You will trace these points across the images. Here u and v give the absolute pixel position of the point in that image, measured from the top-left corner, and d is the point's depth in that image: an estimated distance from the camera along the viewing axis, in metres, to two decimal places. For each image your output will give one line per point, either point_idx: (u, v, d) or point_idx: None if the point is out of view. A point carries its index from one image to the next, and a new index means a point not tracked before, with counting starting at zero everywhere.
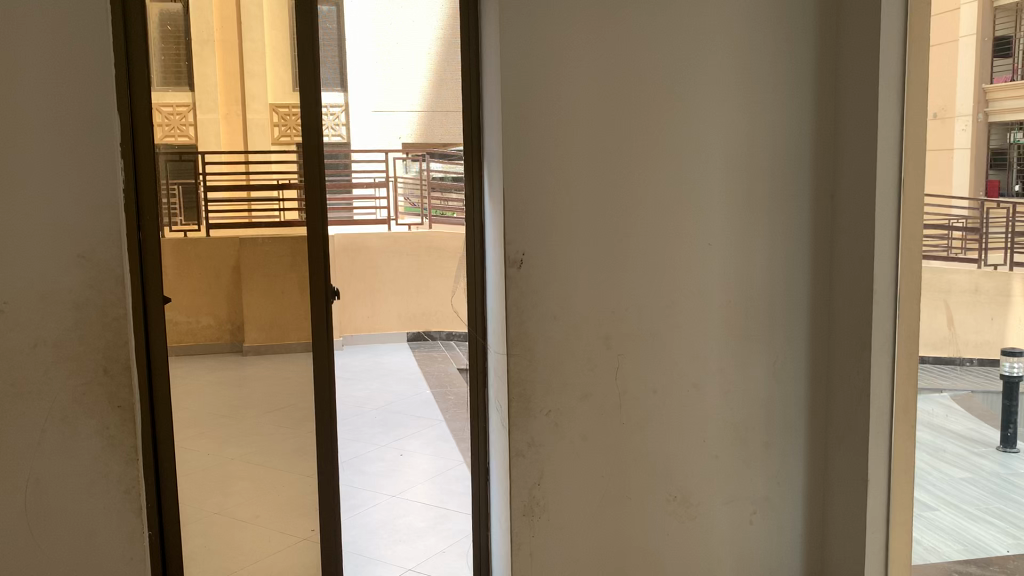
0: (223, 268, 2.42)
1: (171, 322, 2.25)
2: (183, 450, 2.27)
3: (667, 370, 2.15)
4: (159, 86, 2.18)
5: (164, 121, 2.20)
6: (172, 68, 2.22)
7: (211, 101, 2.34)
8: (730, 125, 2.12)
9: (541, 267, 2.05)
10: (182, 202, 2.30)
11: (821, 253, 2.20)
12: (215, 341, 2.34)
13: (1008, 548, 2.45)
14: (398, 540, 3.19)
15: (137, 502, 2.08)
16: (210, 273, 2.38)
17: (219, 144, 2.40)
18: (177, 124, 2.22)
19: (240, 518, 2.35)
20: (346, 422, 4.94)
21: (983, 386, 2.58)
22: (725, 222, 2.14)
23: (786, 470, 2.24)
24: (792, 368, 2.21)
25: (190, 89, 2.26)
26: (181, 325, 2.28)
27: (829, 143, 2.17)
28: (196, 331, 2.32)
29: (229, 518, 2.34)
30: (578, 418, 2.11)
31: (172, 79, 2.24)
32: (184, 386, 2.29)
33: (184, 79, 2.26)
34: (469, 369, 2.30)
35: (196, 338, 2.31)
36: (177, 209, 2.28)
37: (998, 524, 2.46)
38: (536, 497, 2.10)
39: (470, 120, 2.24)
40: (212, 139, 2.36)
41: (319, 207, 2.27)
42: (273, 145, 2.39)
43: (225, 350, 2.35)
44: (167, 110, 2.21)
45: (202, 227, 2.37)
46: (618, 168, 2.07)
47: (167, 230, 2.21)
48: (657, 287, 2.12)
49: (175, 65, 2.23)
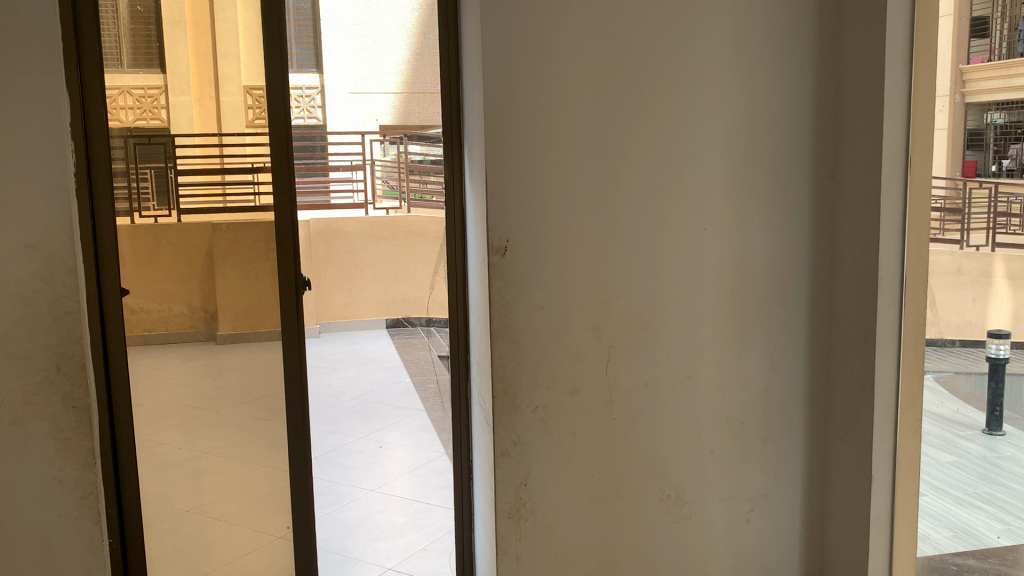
0: (196, 249, 2.17)
1: (139, 312, 2.10)
2: (152, 444, 2.12)
3: (660, 362, 2.03)
4: (128, 67, 2.01)
5: (135, 104, 2.05)
6: (141, 47, 2.05)
7: (182, 82, 2.14)
8: (727, 101, 1.99)
9: (528, 255, 1.92)
10: (154, 187, 2.13)
11: (822, 238, 2.08)
12: (190, 330, 2.18)
13: (998, 535, 2.16)
14: (378, 537, 3.06)
15: (96, 509, 1.94)
16: (180, 257, 2.16)
17: (193, 128, 2.17)
18: (148, 107, 2.09)
19: (213, 516, 2.21)
20: (322, 413, 4.80)
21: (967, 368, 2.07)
22: (721, 205, 2.02)
23: (786, 465, 2.13)
24: (791, 357, 2.11)
25: (161, 71, 2.09)
26: (151, 314, 2.12)
27: (831, 119, 2.05)
28: (168, 319, 2.16)
29: (201, 518, 2.20)
30: (567, 414, 1.99)
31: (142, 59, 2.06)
32: (156, 376, 2.12)
33: (155, 60, 2.08)
34: (450, 359, 2.18)
35: (169, 327, 2.15)
36: (148, 193, 2.11)
37: (986, 506, 2.15)
38: (523, 499, 1.98)
39: (449, 96, 2.10)
40: (186, 123, 2.15)
41: (288, 195, 2.15)
42: (248, 128, 2.14)
43: (200, 339, 2.19)
44: (138, 93, 2.05)
45: (173, 211, 2.17)
46: (611, 149, 1.94)
47: (137, 217, 2.07)
48: (650, 275, 2.00)
49: (146, 45, 2.06)
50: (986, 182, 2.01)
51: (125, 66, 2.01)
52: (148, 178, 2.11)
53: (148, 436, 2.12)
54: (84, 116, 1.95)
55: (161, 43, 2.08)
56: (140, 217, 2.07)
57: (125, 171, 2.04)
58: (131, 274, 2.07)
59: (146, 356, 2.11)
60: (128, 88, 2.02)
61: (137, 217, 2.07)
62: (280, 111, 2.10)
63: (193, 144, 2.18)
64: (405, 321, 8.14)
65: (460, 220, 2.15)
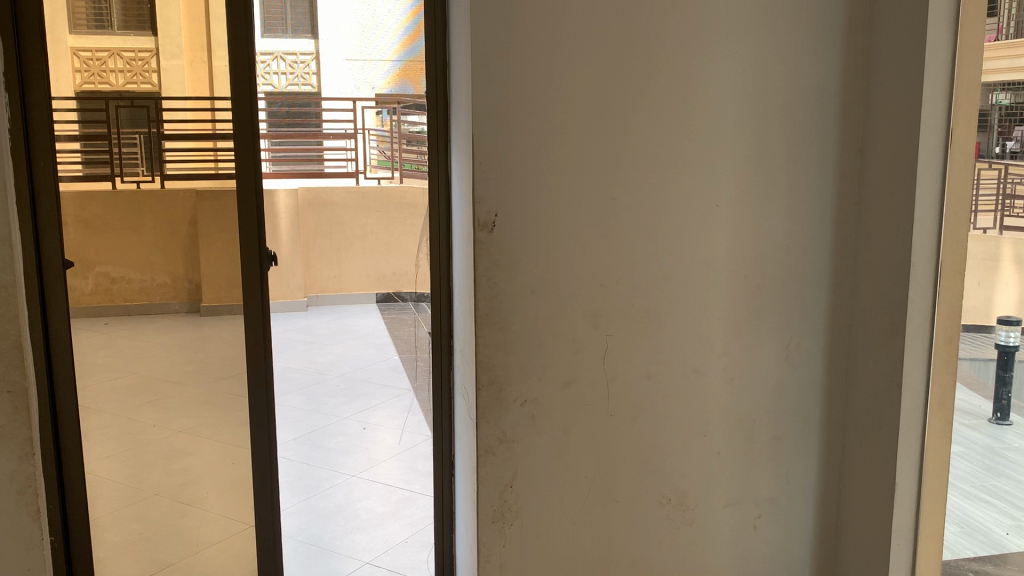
0: (181, 213, 1.99)
1: (121, 279, 1.96)
2: (127, 420, 1.94)
3: (664, 353, 1.83)
4: (117, 30, 1.89)
5: (124, 66, 1.93)
6: (131, 6, 1.89)
7: (174, 46, 1.85)
8: (746, 65, 1.77)
9: (518, 231, 1.71)
10: (143, 153, 1.99)
11: (847, 217, 1.87)
12: (174, 300, 2.02)
13: (1008, 532, 1.93)
14: (358, 528, 2.87)
15: (35, 504, 1.75)
16: (161, 225, 1.98)
17: (185, 91, 1.91)
18: (140, 70, 1.94)
19: (183, 502, 2.00)
20: (306, 391, 4.61)
21: (973, 352, 1.83)
22: (735, 177, 1.81)
23: (799, 466, 1.94)
24: (807, 349, 1.90)
25: (153, 33, 1.91)
26: (133, 283, 1.98)
27: (861, 84, 1.83)
28: (151, 289, 2.02)
29: (167, 505, 2.00)
30: (558, 409, 1.79)
31: (135, 22, 1.91)
32: (117, 351, 1.93)
33: (147, 22, 1.91)
34: (432, 343, 1.97)
35: (151, 297, 2.02)
36: (138, 158, 1.99)
37: (995, 501, 1.92)
38: (508, 502, 1.79)
39: (435, 49, 1.88)
40: (177, 87, 1.91)
41: (252, 161, 1.89)
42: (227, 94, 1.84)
43: (184, 312, 2.01)
44: (128, 56, 1.93)
45: (157, 179, 2.01)
46: (614, 115, 1.72)
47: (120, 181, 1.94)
48: (653, 255, 1.78)
49: (137, 8, 1.90)
50: (994, 163, 1.78)
51: (115, 29, 1.89)
52: (137, 143, 1.96)
53: (117, 415, 1.93)
54: (20, 64, 1.72)
55: (152, 4, 1.90)
56: (123, 182, 1.94)
57: (105, 136, 1.86)
58: (100, 248, 1.89)
59: (127, 329, 1.95)
60: (118, 50, 1.92)
61: (120, 181, 1.94)
62: (243, 75, 1.85)
63: (184, 106, 1.93)
64: (395, 296, 7.56)
65: (444, 191, 1.93)
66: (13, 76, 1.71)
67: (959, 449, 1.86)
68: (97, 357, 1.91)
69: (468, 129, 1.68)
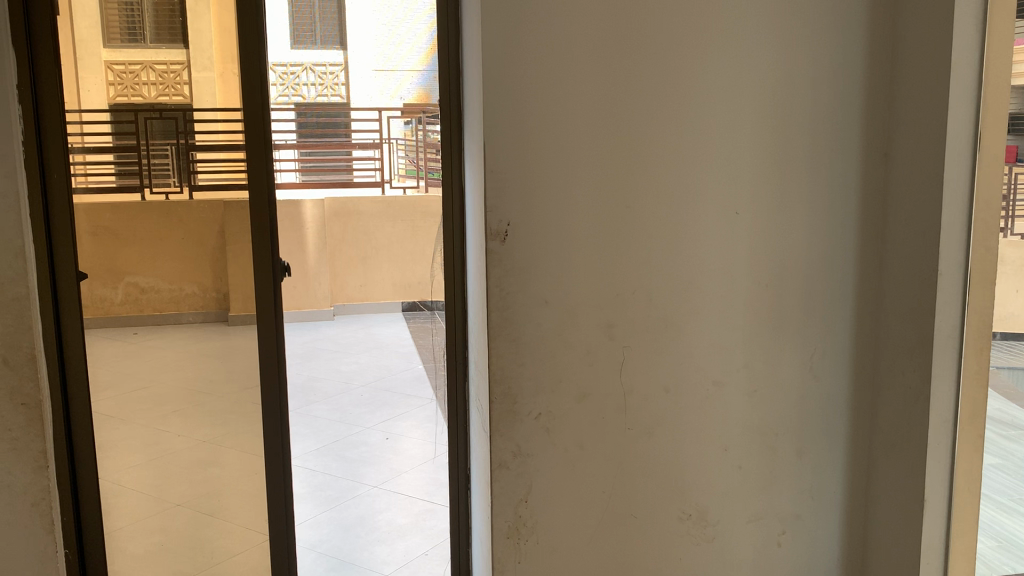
0: (210, 231, 1.92)
1: (149, 288, 1.94)
2: (140, 430, 1.92)
3: (682, 364, 1.78)
4: (151, 42, 1.84)
5: (157, 79, 1.87)
6: (163, 18, 1.83)
7: (205, 58, 1.84)
8: (765, 69, 1.72)
9: (531, 240, 1.67)
10: (175, 164, 1.90)
11: (872, 223, 1.82)
12: (202, 311, 1.96)
13: None
14: (378, 539, 2.84)
15: (50, 516, 1.74)
16: (193, 240, 1.93)
17: (216, 104, 1.87)
18: (172, 83, 1.88)
19: (201, 514, 1.99)
20: (331, 400, 4.61)
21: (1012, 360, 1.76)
22: (755, 185, 1.75)
23: (824, 481, 1.88)
24: (832, 360, 1.85)
25: (183, 45, 1.84)
26: (162, 293, 1.95)
27: (886, 88, 1.77)
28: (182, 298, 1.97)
29: (186, 517, 1.98)
30: (573, 423, 1.74)
31: (166, 34, 1.85)
32: (130, 364, 1.91)
33: (179, 34, 1.85)
34: (446, 355, 1.94)
35: (180, 307, 1.97)
36: (171, 170, 1.90)
37: None
38: (522, 517, 1.75)
39: (448, 58, 1.85)
40: (208, 100, 1.87)
41: (263, 168, 1.88)
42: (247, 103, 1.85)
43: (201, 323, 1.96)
44: (160, 69, 1.87)
45: (185, 188, 1.92)
46: (629, 122, 1.68)
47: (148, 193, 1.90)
48: (670, 263, 1.74)
49: (169, 20, 1.84)
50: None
51: (147, 42, 1.84)
52: (168, 155, 1.90)
53: (138, 425, 1.92)
54: (33, 79, 1.73)
55: (184, 17, 1.83)
56: (152, 195, 1.90)
57: (135, 147, 1.89)
58: (129, 255, 1.90)
59: (156, 338, 1.95)
60: (150, 63, 1.86)
61: (148, 194, 1.90)
62: (254, 85, 1.85)
63: (217, 119, 1.87)
64: (423, 305, 7.38)
65: (459, 200, 1.90)
66: (26, 91, 1.71)
67: (995, 461, 1.79)
68: (122, 368, 1.92)
69: (478, 137, 1.65)
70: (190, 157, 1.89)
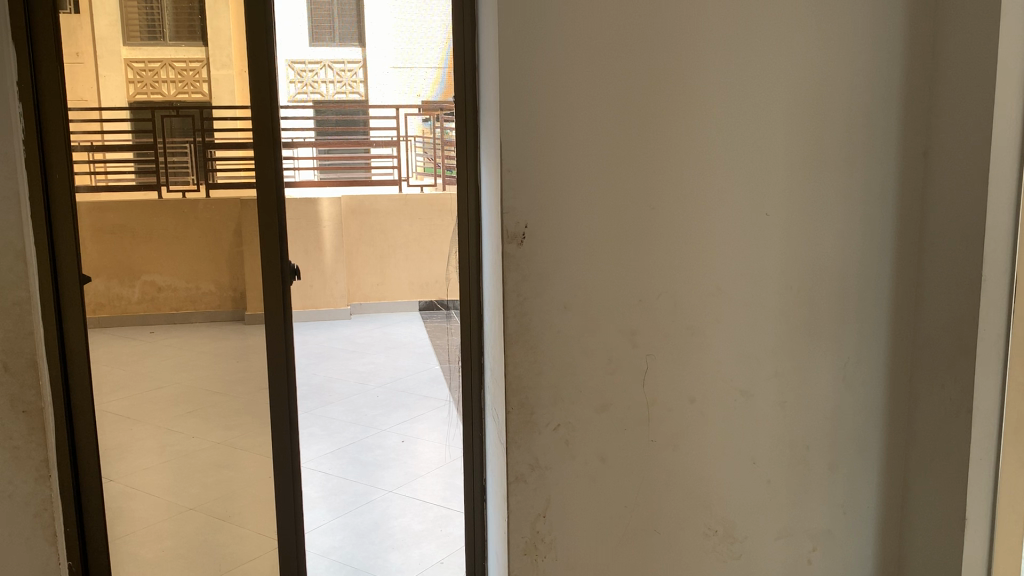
0: (225, 228, 1.90)
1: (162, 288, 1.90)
2: (145, 438, 1.86)
3: (708, 373, 1.69)
4: (170, 41, 1.80)
5: (176, 77, 1.85)
6: (182, 15, 1.79)
7: (224, 56, 1.80)
8: (798, 62, 1.63)
9: (551, 243, 1.59)
10: (194, 162, 1.85)
11: (909, 225, 1.72)
12: (214, 310, 1.92)
13: None
14: (392, 547, 2.77)
15: (52, 527, 1.68)
16: (207, 240, 1.90)
17: (235, 102, 1.79)
18: (191, 81, 1.84)
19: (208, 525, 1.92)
20: (348, 402, 4.54)
21: None
22: (787, 186, 1.66)
23: (857, 496, 1.79)
24: (866, 369, 1.75)
25: (203, 44, 1.80)
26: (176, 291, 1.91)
27: (926, 84, 1.68)
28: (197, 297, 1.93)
29: (195, 529, 1.91)
30: (593, 435, 1.67)
31: (186, 31, 1.80)
32: (134, 366, 1.86)
33: (198, 32, 1.80)
34: (461, 362, 1.87)
35: (195, 305, 1.93)
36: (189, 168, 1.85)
37: None
38: (540, 533, 1.67)
39: (464, 52, 1.77)
40: (228, 98, 1.80)
41: (271, 165, 1.80)
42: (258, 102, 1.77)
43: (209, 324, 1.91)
44: (180, 66, 1.85)
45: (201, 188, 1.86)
46: (654, 119, 1.60)
47: (165, 191, 1.85)
48: (696, 266, 1.65)
49: (188, 18, 1.79)
50: None
51: (167, 40, 1.80)
52: (187, 153, 1.86)
53: (146, 431, 1.86)
54: (34, 72, 1.66)
55: (203, 16, 1.79)
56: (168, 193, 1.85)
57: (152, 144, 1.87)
58: (142, 255, 1.85)
59: (168, 339, 1.92)
60: (170, 61, 1.83)
61: (165, 191, 1.86)
62: (263, 82, 1.75)
63: (235, 117, 1.80)
64: (439, 304, 7.30)
65: (474, 201, 1.83)
66: (27, 87, 1.65)
67: None
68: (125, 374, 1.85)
69: (495, 135, 1.57)
70: (207, 155, 1.83)
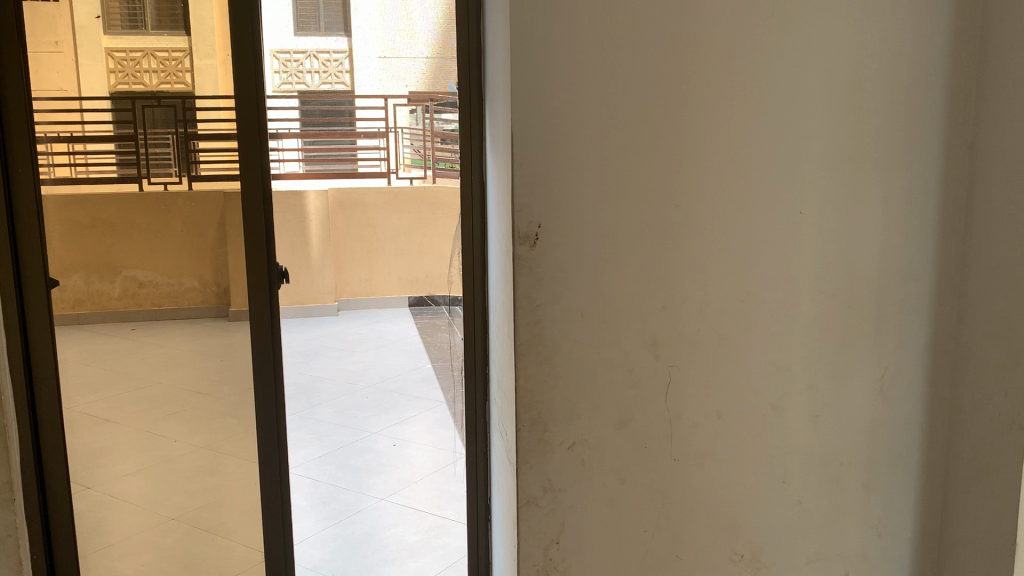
0: (210, 222, 1.73)
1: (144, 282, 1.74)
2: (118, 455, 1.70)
3: (736, 387, 1.55)
4: (152, 30, 1.60)
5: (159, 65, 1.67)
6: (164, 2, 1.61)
7: (207, 44, 1.63)
8: (836, 46, 1.49)
9: (566, 245, 1.45)
10: (175, 152, 1.70)
11: (952, 224, 1.59)
12: (201, 306, 1.75)
13: None
14: (386, 560, 2.61)
15: (17, 556, 1.51)
16: (189, 234, 1.73)
17: (218, 92, 1.66)
18: (174, 70, 1.68)
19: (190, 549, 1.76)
20: (335, 403, 4.39)
21: None
22: (823, 182, 1.53)
23: (893, 516, 1.66)
24: (904, 380, 1.62)
25: (185, 33, 1.62)
26: (159, 288, 1.74)
27: (972, 72, 1.55)
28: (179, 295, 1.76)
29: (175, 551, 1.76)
30: (610, 454, 1.53)
31: (167, 19, 1.62)
32: (102, 378, 1.67)
33: (181, 20, 1.62)
34: (465, 369, 1.73)
35: (178, 302, 1.76)
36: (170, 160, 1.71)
37: None
38: (553, 560, 1.53)
39: (466, 34, 1.63)
40: (209, 87, 1.68)
41: (257, 159, 1.62)
42: (242, 90, 1.59)
43: (200, 316, 1.76)
44: (162, 56, 1.65)
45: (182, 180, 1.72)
46: (680, 107, 1.45)
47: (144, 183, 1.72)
48: (723, 270, 1.51)
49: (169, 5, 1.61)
50: None
51: (148, 30, 1.60)
52: (169, 144, 1.70)
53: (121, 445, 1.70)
54: None
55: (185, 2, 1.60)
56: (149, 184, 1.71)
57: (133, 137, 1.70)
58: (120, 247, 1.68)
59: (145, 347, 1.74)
60: (152, 50, 1.63)
61: (145, 183, 1.72)
62: (250, 67, 1.58)
63: (218, 108, 1.66)
64: None
65: (478, 197, 1.69)
66: None
67: None
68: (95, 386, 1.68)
69: (505, 124, 1.43)
70: (192, 145, 1.70)
